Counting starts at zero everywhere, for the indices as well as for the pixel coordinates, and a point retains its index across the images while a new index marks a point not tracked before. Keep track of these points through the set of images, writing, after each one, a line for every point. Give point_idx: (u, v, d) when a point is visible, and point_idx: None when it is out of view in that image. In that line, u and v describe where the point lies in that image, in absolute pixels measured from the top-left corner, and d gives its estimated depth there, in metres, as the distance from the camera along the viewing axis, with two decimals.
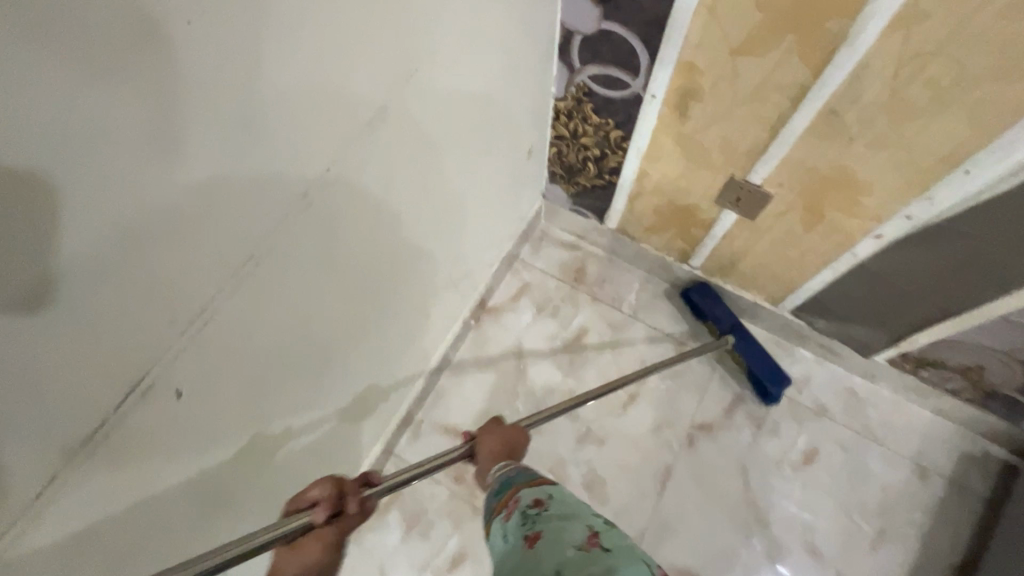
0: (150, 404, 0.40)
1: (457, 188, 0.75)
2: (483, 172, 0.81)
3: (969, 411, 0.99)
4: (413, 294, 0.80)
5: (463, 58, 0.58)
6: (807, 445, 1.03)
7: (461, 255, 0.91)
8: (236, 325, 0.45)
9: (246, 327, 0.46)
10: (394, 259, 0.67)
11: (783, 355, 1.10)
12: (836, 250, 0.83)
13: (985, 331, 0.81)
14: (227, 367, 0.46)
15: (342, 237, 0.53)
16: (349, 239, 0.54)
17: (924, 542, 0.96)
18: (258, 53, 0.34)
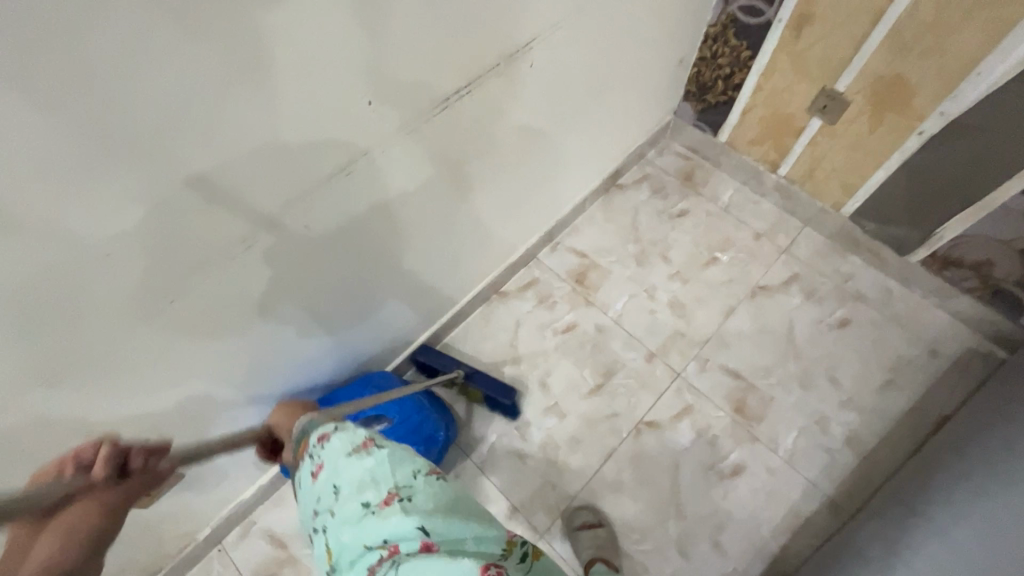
0: (506, 72, 0.86)
1: (631, 61, 1.19)
2: (644, 64, 1.25)
3: (980, 311, 1.29)
4: (589, 128, 1.25)
5: None
6: (844, 316, 1.35)
7: (613, 125, 1.34)
8: (542, 52, 0.90)
9: (549, 55, 0.92)
10: (595, 81, 1.12)
11: (838, 255, 1.43)
12: (890, 149, 1.19)
13: (993, 219, 1.13)
14: (538, 68, 0.92)
15: (592, 36, 1.00)
16: (591, 38, 1.00)
17: (923, 395, 1.25)
18: None
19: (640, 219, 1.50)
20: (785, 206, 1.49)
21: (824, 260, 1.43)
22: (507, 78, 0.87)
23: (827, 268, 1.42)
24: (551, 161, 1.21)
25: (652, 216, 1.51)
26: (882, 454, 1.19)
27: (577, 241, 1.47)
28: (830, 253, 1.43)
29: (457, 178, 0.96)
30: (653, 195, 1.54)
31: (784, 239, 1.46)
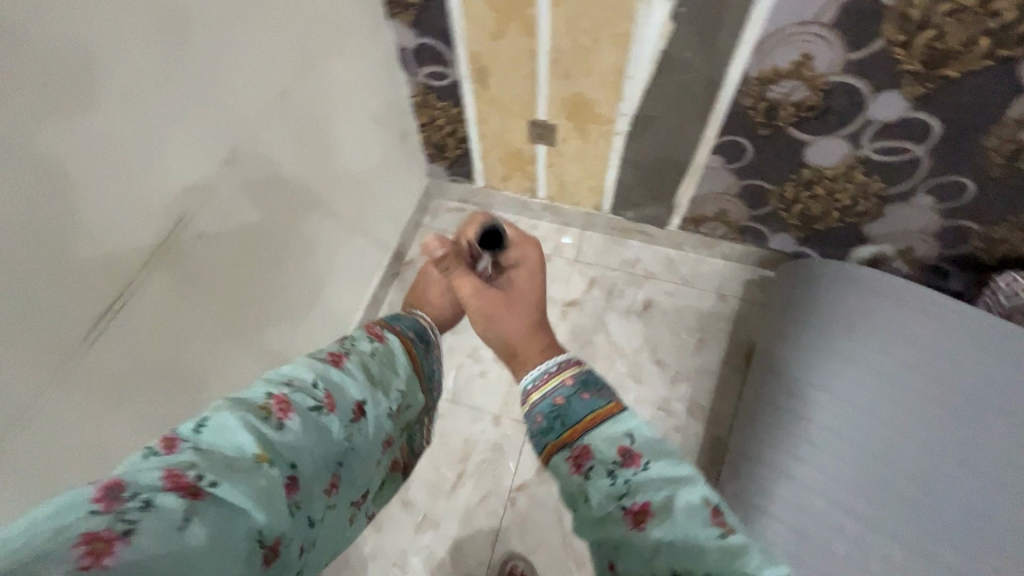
0: (167, 252, 0.78)
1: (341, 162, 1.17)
2: (357, 157, 1.23)
3: (739, 249, 1.45)
4: (332, 236, 1.21)
5: (324, 71, 1.03)
6: (645, 298, 1.45)
7: (362, 218, 1.32)
8: (206, 208, 0.83)
9: (220, 207, 0.86)
10: (306, 197, 1.08)
11: (620, 245, 1.53)
12: (606, 151, 1.30)
13: (706, 178, 1.28)
14: (213, 224, 0.85)
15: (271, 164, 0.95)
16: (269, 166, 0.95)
17: (731, 339, 1.38)
18: (200, 51, 0.75)
19: None
20: (560, 220, 1.57)
21: (609, 255, 1.52)
22: (172, 253, 0.78)
23: (614, 261, 1.51)
24: (302, 287, 1.14)
25: None
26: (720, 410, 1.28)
27: None
28: (612, 246, 1.53)
29: (180, 367, 0.86)
30: None
31: (571, 250, 1.54)
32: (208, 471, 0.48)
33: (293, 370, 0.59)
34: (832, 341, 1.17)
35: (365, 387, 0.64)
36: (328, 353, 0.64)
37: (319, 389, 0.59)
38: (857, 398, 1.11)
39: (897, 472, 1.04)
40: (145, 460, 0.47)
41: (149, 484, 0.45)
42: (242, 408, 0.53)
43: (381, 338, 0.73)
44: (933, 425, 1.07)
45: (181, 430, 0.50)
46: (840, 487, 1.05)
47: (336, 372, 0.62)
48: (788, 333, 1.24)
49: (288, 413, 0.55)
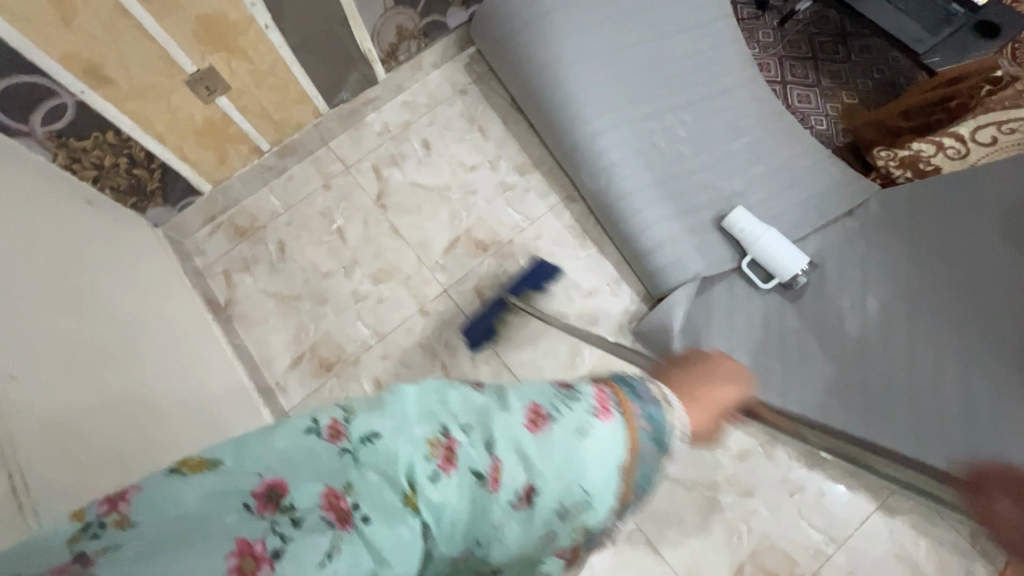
0: None
1: (67, 243, 0.98)
2: (76, 233, 1.03)
3: (438, 49, 1.56)
4: (138, 311, 1.04)
5: None
6: (421, 141, 1.53)
7: (143, 286, 1.14)
8: None
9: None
10: (74, 284, 0.91)
11: (364, 126, 1.56)
12: (274, 54, 1.25)
13: (364, 10, 1.31)
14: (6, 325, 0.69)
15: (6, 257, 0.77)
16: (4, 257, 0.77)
17: (497, 108, 1.54)
18: None
19: (277, 291, 1.41)
20: (303, 152, 1.52)
21: (365, 141, 1.54)
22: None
23: (373, 140, 1.54)
24: (166, 363, 1.00)
25: (275, 277, 1.43)
26: (537, 154, 1.47)
27: (281, 360, 1.35)
28: (361, 133, 1.55)
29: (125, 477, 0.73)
30: (253, 271, 1.44)
31: (337, 165, 1.53)
32: (370, 508, 0.43)
33: (484, 416, 0.50)
34: (547, 26, 1.35)
35: (608, 472, 0.53)
36: (526, 411, 0.52)
37: (490, 455, 0.48)
38: (591, 49, 1.35)
39: (644, 72, 1.37)
40: (316, 455, 0.44)
41: (307, 508, 0.40)
42: (416, 437, 0.47)
43: (604, 418, 0.54)
44: (636, 28, 1.38)
45: (357, 425, 0.46)
46: (629, 108, 1.34)
47: (535, 441, 0.50)
48: (517, 50, 1.38)
49: (453, 461, 0.47)
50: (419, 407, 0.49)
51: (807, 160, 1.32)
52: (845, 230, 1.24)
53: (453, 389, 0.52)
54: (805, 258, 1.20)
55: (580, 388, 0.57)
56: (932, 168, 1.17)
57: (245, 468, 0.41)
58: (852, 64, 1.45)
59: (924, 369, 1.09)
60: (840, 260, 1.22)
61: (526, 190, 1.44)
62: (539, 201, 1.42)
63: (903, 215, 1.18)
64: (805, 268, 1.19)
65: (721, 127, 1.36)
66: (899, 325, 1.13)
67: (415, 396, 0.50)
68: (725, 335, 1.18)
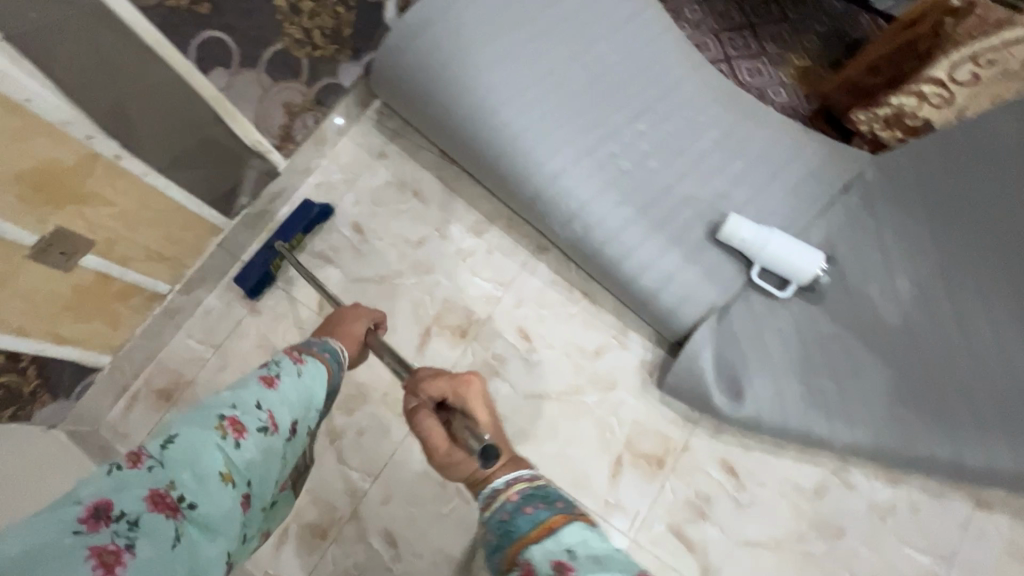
0: None
1: None
2: None
3: (339, 114, 1.32)
4: None
5: None
6: (350, 226, 1.29)
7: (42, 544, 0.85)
8: None
9: None
10: None
11: (280, 225, 1.31)
12: (140, 185, 0.98)
13: (238, 100, 1.06)
14: None
15: None
16: None
17: (427, 164, 1.32)
18: None
19: None
20: (215, 278, 1.26)
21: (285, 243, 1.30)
22: None
23: (294, 240, 1.30)
24: None
25: None
26: (488, 206, 1.27)
27: None
28: (276, 235, 1.30)
29: None
30: None
31: None
32: (187, 492, 0.53)
33: (236, 393, 0.62)
34: (463, 63, 1.15)
35: (305, 407, 0.68)
36: (261, 376, 0.65)
37: (263, 411, 0.62)
38: (521, 77, 1.16)
39: (587, 87, 1.19)
40: (121, 482, 0.51)
41: (136, 510, 0.50)
42: (206, 429, 0.57)
43: (301, 371, 0.68)
44: (563, 39, 1.19)
45: (150, 445, 0.54)
46: (584, 134, 1.16)
47: (275, 393, 0.65)
48: (439, 95, 1.17)
49: (241, 432, 0.59)
50: (200, 405, 0.60)
51: (785, 140, 1.19)
52: (847, 210, 1.12)
53: (221, 386, 0.63)
54: (821, 254, 1.07)
55: (284, 364, 0.69)
56: (919, 121, 1.05)
57: (62, 503, 0.47)
58: (792, 21, 1.33)
59: (984, 345, 0.98)
60: (855, 245, 1.09)
61: (488, 251, 1.24)
62: (508, 261, 1.23)
63: (904, 184, 1.07)
64: (824, 266, 1.06)
65: (684, 129, 1.20)
66: (940, 306, 1.01)
67: (184, 416, 0.58)
68: (764, 365, 1.04)
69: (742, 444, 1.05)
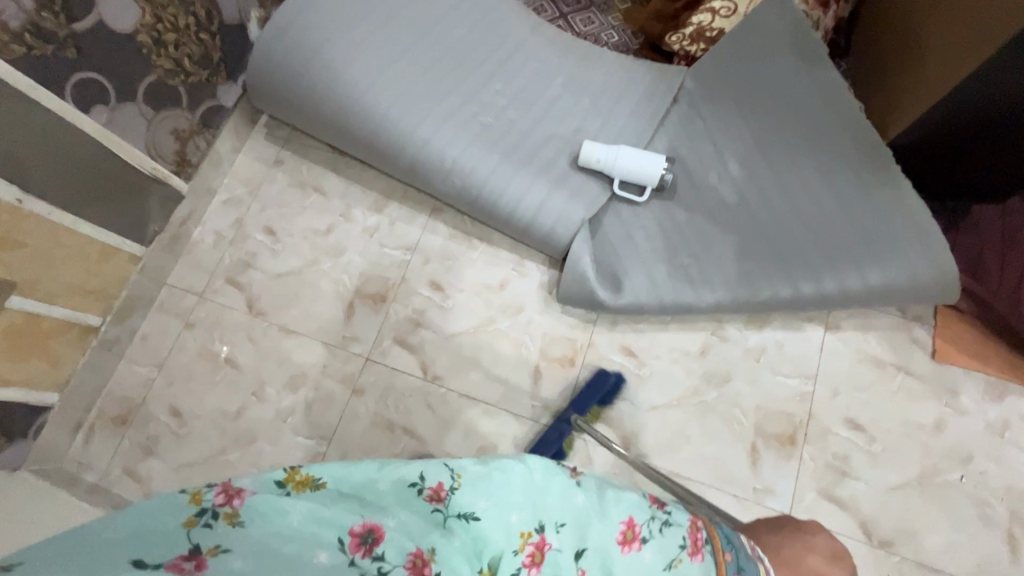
0: None
1: None
2: None
3: (229, 133, 1.43)
4: None
5: None
6: (262, 230, 1.40)
7: None
8: None
9: None
10: None
11: (197, 244, 1.41)
12: (48, 223, 1.07)
13: (124, 132, 1.16)
14: None
15: None
16: None
17: (321, 161, 1.45)
18: None
19: (195, 456, 1.26)
20: (145, 304, 1.35)
21: (204, 259, 1.40)
22: None
23: (212, 254, 1.40)
24: None
25: (186, 443, 1.27)
26: (382, 184, 1.41)
27: None
28: (195, 254, 1.40)
29: None
30: (158, 450, 1.26)
31: (189, 298, 1.37)
32: (445, 572, 0.57)
33: (586, 514, 0.71)
34: (323, 58, 1.28)
35: (615, 573, 0.69)
36: (624, 525, 0.72)
37: (578, 563, 0.68)
38: (379, 62, 1.29)
39: (440, 62, 1.34)
40: (413, 504, 0.61)
41: (395, 563, 0.54)
42: (512, 525, 0.64)
43: (694, 556, 0.75)
44: (409, 25, 1.35)
45: (455, 496, 0.63)
46: (446, 102, 1.31)
47: (627, 560, 0.70)
48: (309, 93, 1.29)
49: (546, 548, 0.66)
50: (517, 484, 0.67)
51: (621, 71, 1.37)
52: (679, 117, 1.31)
53: (558, 480, 0.71)
54: (662, 156, 1.26)
55: (677, 518, 0.78)
56: (715, 30, 1.26)
57: (352, 510, 0.57)
58: None
59: (798, 197, 1.18)
60: (690, 143, 1.29)
61: (391, 224, 1.37)
62: (410, 228, 1.37)
63: (713, 85, 1.26)
64: (666, 165, 1.25)
65: (533, 80, 1.37)
66: (762, 177, 1.21)
67: (538, 464, 0.71)
68: (636, 257, 1.21)
69: (635, 329, 1.22)
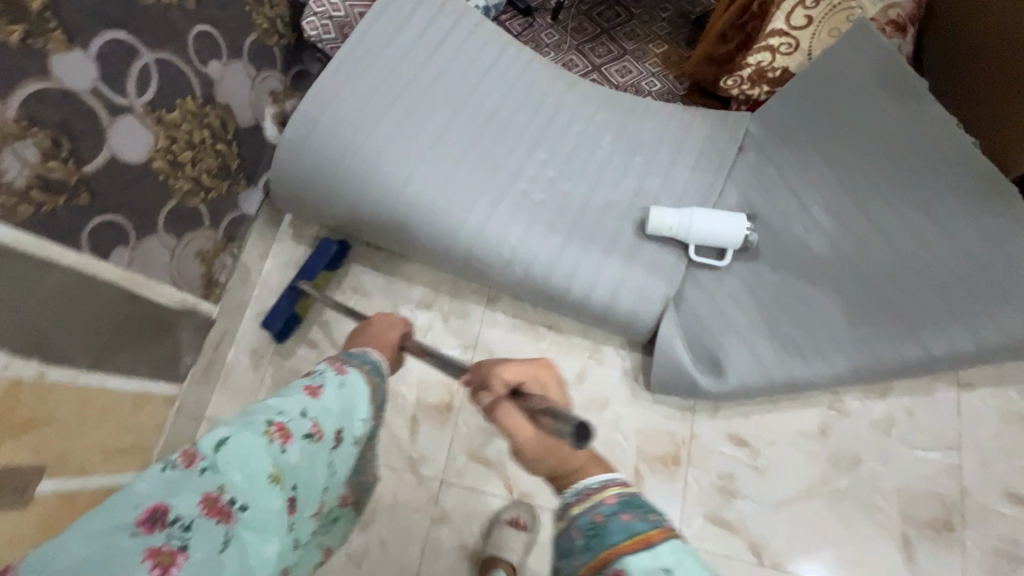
0: None
1: None
2: None
3: (254, 240, 1.31)
4: None
5: None
6: (302, 343, 1.28)
7: None
8: None
9: None
10: None
11: (234, 368, 1.28)
12: (77, 390, 0.94)
13: (148, 269, 1.04)
14: None
15: None
16: None
17: (357, 257, 1.32)
18: None
19: None
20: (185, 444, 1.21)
21: (244, 384, 1.26)
22: None
23: (251, 377, 1.27)
24: None
25: None
26: (428, 276, 1.28)
27: None
28: (233, 379, 1.27)
29: None
30: None
31: None
32: (239, 496, 0.61)
33: (284, 401, 0.67)
34: (356, 154, 1.17)
35: (347, 412, 0.72)
36: (302, 387, 0.69)
37: (307, 417, 0.67)
38: (414, 149, 1.18)
39: (481, 138, 1.23)
40: (172, 480, 0.59)
41: (190, 513, 0.58)
42: (252, 435, 0.63)
43: (344, 372, 0.74)
44: (443, 104, 1.23)
45: (203, 446, 0.61)
46: (493, 182, 1.19)
47: (317, 404, 0.69)
48: (347, 192, 1.18)
49: (197, 457, 0.61)
50: (231, 425, 0.64)
51: (674, 122, 1.26)
52: (748, 167, 1.19)
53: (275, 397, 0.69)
54: (741, 215, 1.13)
55: (342, 377, 0.74)
56: (780, 70, 1.14)
57: (125, 506, 0.55)
58: (638, 15, 1.43)
59: (908, 245, 1.04)
60: (767, 194, 1.16)
61: (445, 320, 1.24)
62: (466, 322, 1.24)
63: (785, 133, 1.15)
64: (748, 225, 1.12)
65: (584, 144, 1.26)
66: (859, 225, 1.08)
67: (239, 435, 0.63)
68: (733, 332, 1.08)
69: (740, 413, 1.08)
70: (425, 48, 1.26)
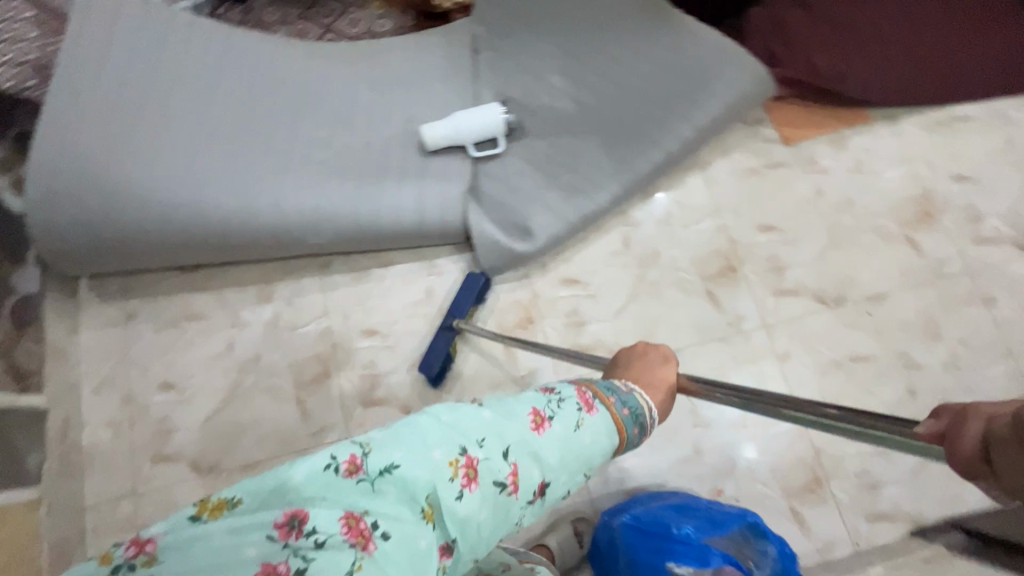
0: None
1: None
2: None
3: (55, 317, 1.21)
4: None
5: None
6: (158, 390, 1.23)
7: None
8: None
9: None
10: None
11: (95, 448, 1.20)
12: None
13: None
14: None
15: None
16: None
17: (176, 288, 1.29)
18: None
19: None
20: (77, 542, 1.13)
21: (114, 456, 1.19)
22: None
23: (119, 446, 1.20)
24: None
25: None
26: (256, 274, 1.30)
27: None
28: (99, 458, 1.19)
29: None
30: None
31: (124, 503, 1.17)
32: (382, 522, 0.52)
33: (495, 429, 0.61)
34: (122, 178, 1.14)
35: (550, 460, 0.62)
36: (532, 413, 0.64)
37: (508, 460, 0.60)
38: (182, 154, 1.18)
39: (244, 124, 1.24)
40: (333, 484, 0.52)
41: (329, 530, 0.50)
42: (437, 462, 0.56)
43: (591, 411, 0.67)
44: (192, 104, 1.23)
45: (373, 460, 0.54)
46: (276, 159, 1.23)
47: (541, 441, 0.62)
48: (127, 215, 1.14)
49: (361, 464, 0.54)
50: (419, 434, 0.57)
51: (413, 50, 1.37)
52: (487, 62, 1.34)
53: (463, 407, 0.62)
54: (495, 103, 1.28)
55: (569, 390, 0.69)
56: None
57: (274, 500, 0.51)
58: None
59: (618, 74, 1.28)
60: (510, 79, 1.33)
61: (289, 304, 1.28)
62: (309, 297, 1.28)
63: (500, 25, 1.33)
64: (504, 110, 1.28)
65: (340, 95, 1.32)
66: (581, 74, 1.29)
67: (429, 422, 0.59)
68: (529, 199, 1.24)
69: (563, 260, 1.27)
70: (145, 55, 1.23)
